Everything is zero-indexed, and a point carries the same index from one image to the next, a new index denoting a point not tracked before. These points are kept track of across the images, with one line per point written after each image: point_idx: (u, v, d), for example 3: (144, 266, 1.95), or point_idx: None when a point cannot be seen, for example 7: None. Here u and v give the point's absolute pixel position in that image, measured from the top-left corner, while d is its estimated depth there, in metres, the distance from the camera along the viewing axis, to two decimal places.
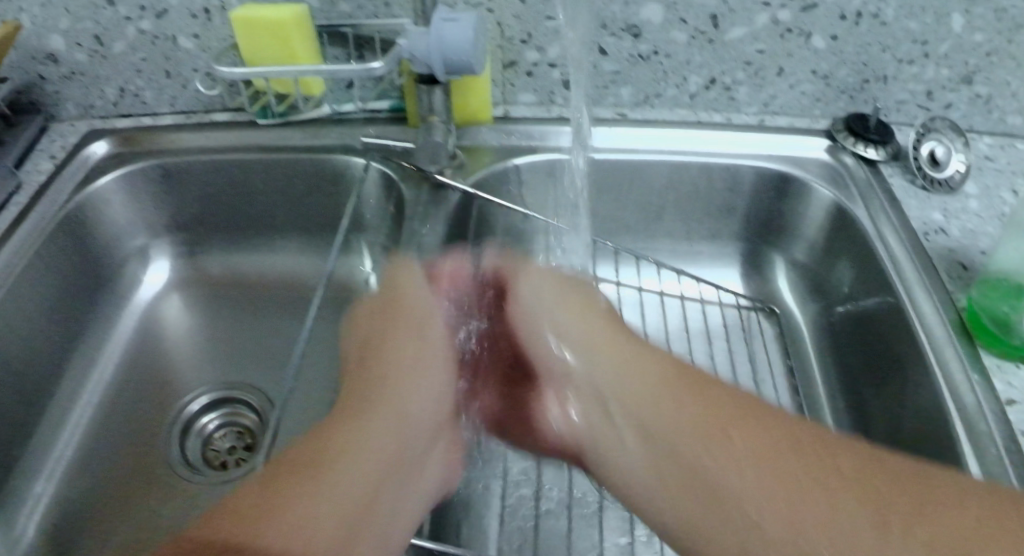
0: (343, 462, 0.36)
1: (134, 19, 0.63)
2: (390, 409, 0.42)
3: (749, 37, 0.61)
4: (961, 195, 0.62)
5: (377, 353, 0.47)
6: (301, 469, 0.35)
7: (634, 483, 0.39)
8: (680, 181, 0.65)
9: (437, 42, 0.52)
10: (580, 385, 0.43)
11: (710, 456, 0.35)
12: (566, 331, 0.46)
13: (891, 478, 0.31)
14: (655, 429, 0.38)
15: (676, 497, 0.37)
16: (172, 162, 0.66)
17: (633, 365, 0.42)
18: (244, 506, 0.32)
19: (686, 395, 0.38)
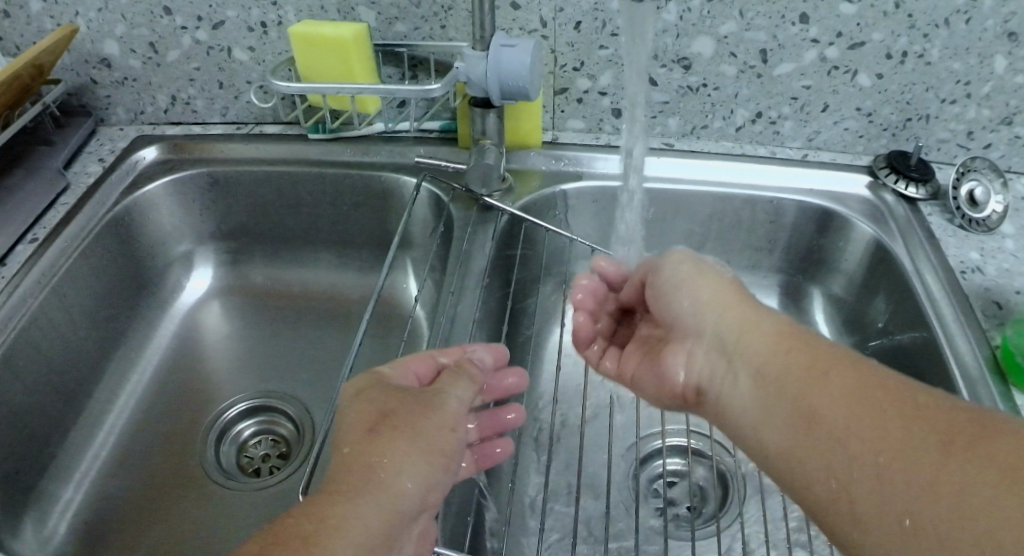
0: (355, 512, 0.33)
1: (191, 29, 0.64)
2: (417, 453, 0.36)
3: (796, 73, 0.62)
4: (998, 235, 0.62)
5: (413, 390, 0.40)
6: (318, 513, 0.32)
7: (744, 425, 0.39)
8: (723, 212, 0.67)
9: (493, 67, 0.53)
10: (702, 334, 0.44)
11: (817, 398, 0.35)
12: (688, 280, 0.46)
13: (979, 420, 0.29)
14: (766, 369, 0.38)
15: (771, 435, 0.36)
16: (221, 171, 0.67)
17: (753, 318, 0.42)
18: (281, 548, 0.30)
19: (797, 344, 0.38)
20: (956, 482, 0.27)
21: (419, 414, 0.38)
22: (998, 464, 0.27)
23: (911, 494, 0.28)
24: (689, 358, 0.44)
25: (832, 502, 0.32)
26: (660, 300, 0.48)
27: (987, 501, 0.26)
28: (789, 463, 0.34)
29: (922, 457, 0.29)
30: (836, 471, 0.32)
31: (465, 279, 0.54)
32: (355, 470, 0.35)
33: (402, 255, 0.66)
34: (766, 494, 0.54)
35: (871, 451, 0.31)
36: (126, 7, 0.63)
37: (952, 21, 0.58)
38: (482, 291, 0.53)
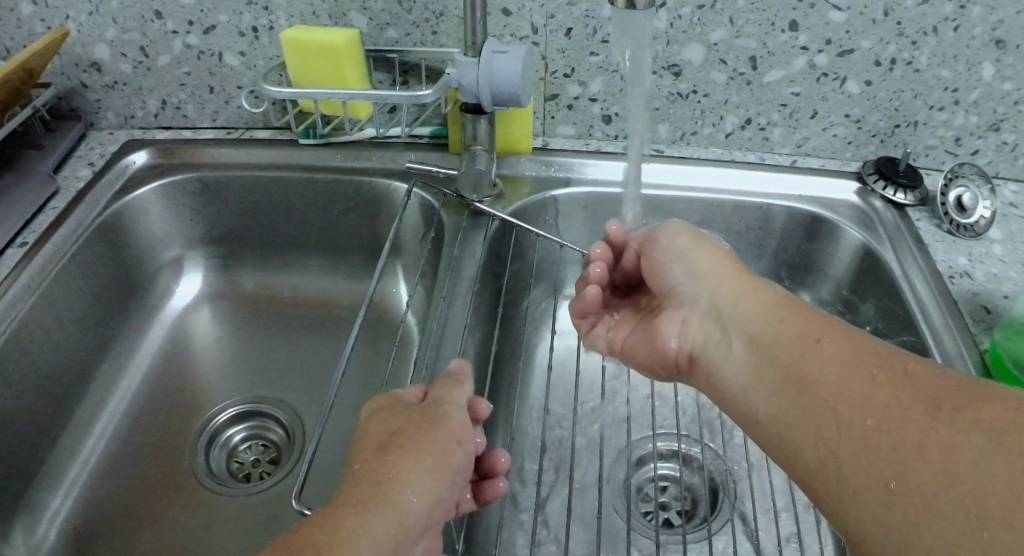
0: (364, 525, 0.33)
1: (182, 34, 0.64)
2: (423, 468, 0.37)
3: (786, 80, 0.62)
4: (986, 240, 0.63)
5: (420, 408, 0.42)
6: (327, 527, 0.33)
7: (738, 388, 0.41)
8: (712, 218, 0.67)
9: (485, 74, 0.53)
10: (699, 303, 0.47)
11: (811, 365, 0.37)
12: (688, 253, 0.49)
13: (966, 387, 0.31)
14: (762, 338, 0.41)
15: (760, 398, 0.39)
16: (211, 176, 0.67)
17: (750, 291, 0.45)
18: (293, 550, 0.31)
19: (793, 317, 0.41)
20: (941, 443, 0.29)
21: (423, 431, 0.39)
22: (982, 426, 0.28)
23: (897, 454, 0.30)
24: (685, 326, 0.47)
25: (821, 463, 0.34)
26: (662, 273, 0.51)
27: (970, 459, 0.27)
28: (783, 426, 0.37)
29: (910, 421, 0.31)
30: (827, 434, 0.34)
31: (455, 285, 0.54)
32: (363, 487, 0.36)
33: (393, 261, 0.66)
34: (756, 499, 0.54)
35: (861, 415, 0.33)
36: (117, 11, 0.63)
37: (940, 29, 0.58)
38: (473, 297, 0.53)
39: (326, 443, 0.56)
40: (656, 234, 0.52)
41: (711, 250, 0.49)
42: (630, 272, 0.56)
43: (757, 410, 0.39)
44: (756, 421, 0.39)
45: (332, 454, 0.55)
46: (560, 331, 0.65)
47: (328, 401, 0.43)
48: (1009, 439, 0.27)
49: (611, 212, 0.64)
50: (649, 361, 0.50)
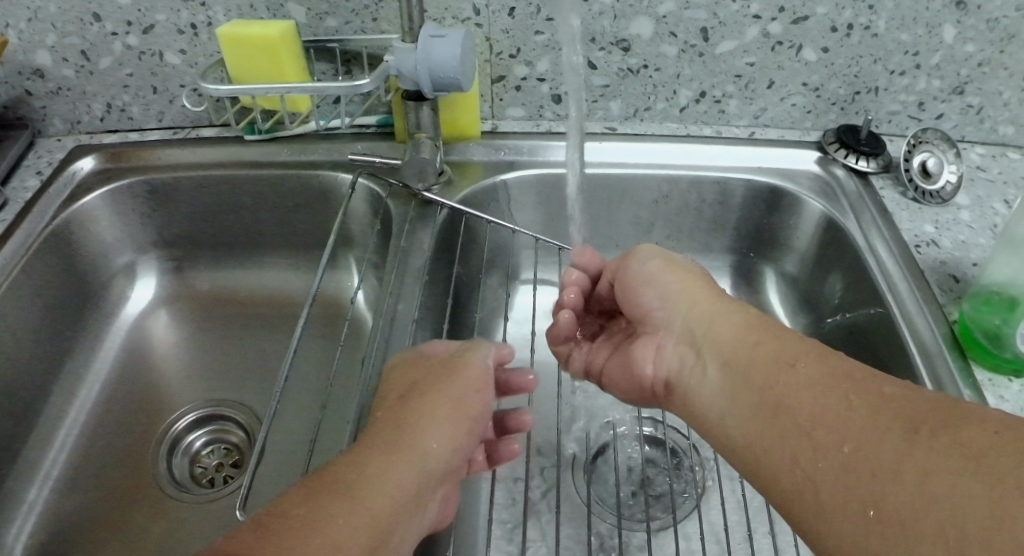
0: (389, 465, 0.35)
1: (121, 35, 0.63)
2: (441, 418, 0.39)
3: (739, 50, 0.60)
4: (953, 207, 0.62)
5: (441, 362, 0.42)
6: (356, 466, 0.35)
7: (710, 413, 0.39)
8: (670, 196, 0.64)
9: (424, 58, 0.51)
10: (672, 325, 0.45)
11: (785, 387, 0.35)
12: (660, 276, 0.48)
13: (943, 409, 0.29)
14: (735, 358, 0.39)
15: (733, 421, 0.37)
16: (158, 178, 0.65)
17: (722, 312, 0.43)
18: (327, 484, 0.33)
19: (764, 336, 0.39)
20: (918, 466, 0.27)
21: (443, 383, 0.40)
22: (960, 450, 0.26)
23: (874, 479, 0.28)
24: (660, 351, 0.45)
25: (798, 488, 0.32)
26: (635, 297, 0.49)
27: (946, 482, 0.25)
28: (757, 451, 0.35)
29: (887, 444, 0.29)
30: (803, 458, 0.32)
31: (404, 275, 0.52)
32: (385, 430, 0.37)
33: (343, 253, 0.64)
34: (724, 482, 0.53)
35: (837, 440, 0.31)
36: (55, 15, 0.61)
37: None
38: (423, 287, 0.52)
39: (284, 446, 0.55)
40: (628, 260, 0.51)
41: (681, 272, 0.47)
42: (603, 295, 0.55)
43: (732, 431, 0.37)
44: (730, 444, 0.37)
45: (292, 458, 0.54)
46: (515, 317, 0.64)
47: (275, 399, 0.42)
48: (987, 460, 0.25)
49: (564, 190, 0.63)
50: (631, 386, 0.48)
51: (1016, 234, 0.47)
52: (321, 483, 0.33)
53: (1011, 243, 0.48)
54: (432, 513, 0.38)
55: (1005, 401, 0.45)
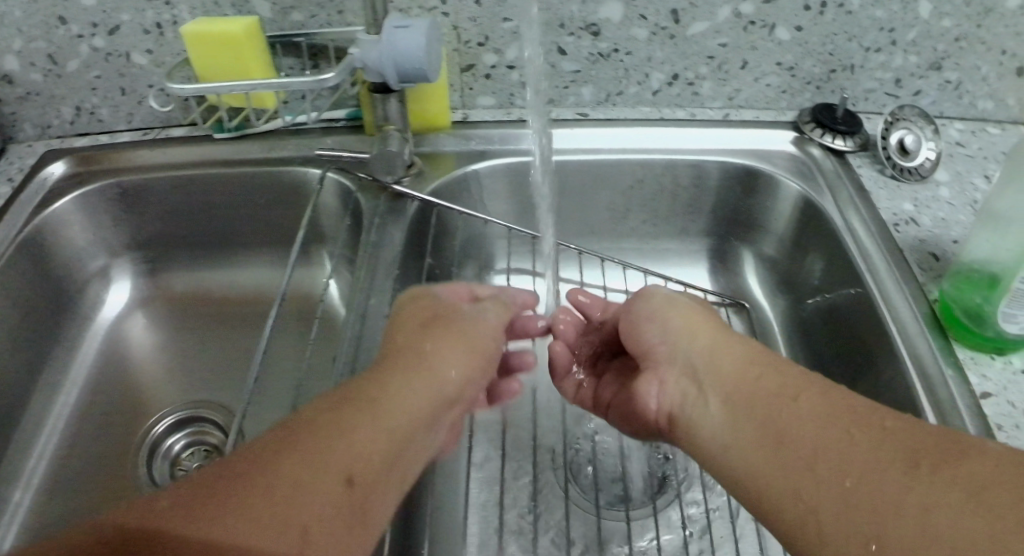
0: (408, 384, 0.38)
1: (87, 37, 0.62)
2: (457, 351, 0.43)
3: (711, 31, 0.59)
4: (932, 183, 0.61)
5: (453, 308, 0.47)
6: (380, 383, 0.37)
7: (715, 449, 0.39)
8: (644, 181, 0.63)
9: (388, 49, 0.50)
10: (675, 362, 0.45)
11: (788, 421, 0.35)
12: (663, 314, 0.47)
13: (944, 443, 0.30)
14: (740, 394, 0.39)
15: (738, 456, 0.37)
16: (130, 181, 0.64)
17: (726, 347, 0.43)
18: (356, 395, 0.36)
19: (768, 371, 0.39)
20: (918, 501, 0.28)
21: (459, 323, 0.45)
22: (961, 484, 0.27)
23: (875, 513, 0.29)
24: (663, 386, 0.45)
25: (801, 521, 0.32)
26: (639, 334, 0.49)
27: (946, 517, 0.26)
28: (759, 483, 0.35)
29: (888, 479, 0.29)
30: (806, 493, 0.32)
31: (375, 269, 0.51)
32: (405, 355, 0.41)
33: (317, 250, 0.63)
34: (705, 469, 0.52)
35: (839, 474, 0.31)
36: (20, 19, 0.60)
37: None
38: (395, 281, 0.51)
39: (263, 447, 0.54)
40: (633, 299, 0.50)
41: (685, 310, 0.47)
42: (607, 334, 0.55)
43: (735, 464, 0.37)
44: (734, 478, 0.37)
45: None
46: None
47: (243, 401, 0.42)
48: (988, 496, 0.26)
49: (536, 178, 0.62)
50: (637, 421, 0.48)
51: (997, 208, 0.46)
52: (347, 395, 0.35)
53: (992, 219, 0.46)
54: (442, 438, 0.41)
55: (987, 380, 0.45)
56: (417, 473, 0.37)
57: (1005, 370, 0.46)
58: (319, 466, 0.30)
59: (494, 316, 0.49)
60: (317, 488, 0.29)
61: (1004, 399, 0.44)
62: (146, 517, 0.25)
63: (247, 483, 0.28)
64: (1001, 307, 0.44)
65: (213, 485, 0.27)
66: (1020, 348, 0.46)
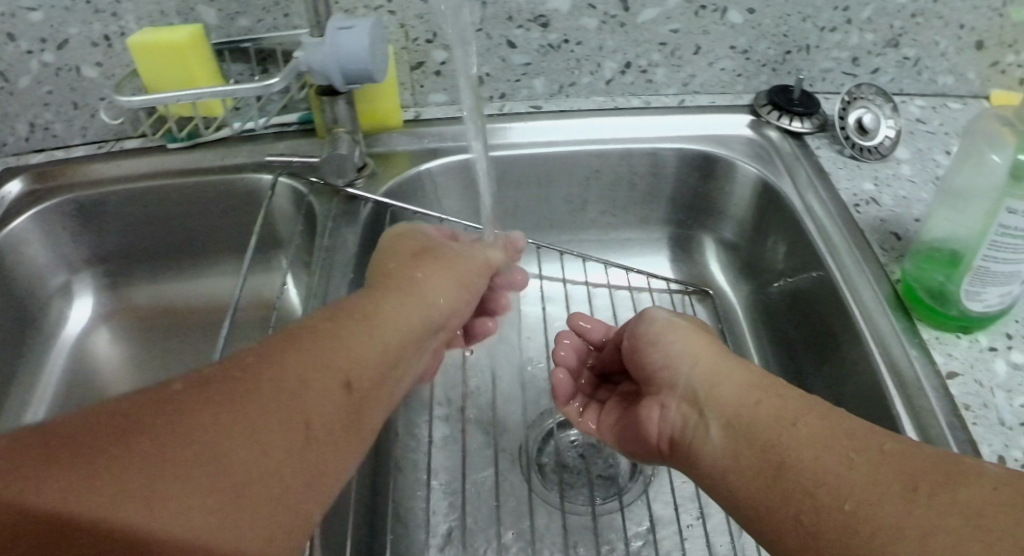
0: (399, 305, 0.42)
1: (36, 52, 0.59)
2: (448, 281, 0.47)
3: (662, 17, 0.58)
4: (892, 161, 0.60)
5: (447, 244, 0.51)
6: (371, 303, 0.41)
7: (717, 477, 0.37)
8: (601, 171, 0.63)
9: (331, 52, 0.49)
10: (676, 386, 0.43)
11: (788, 445, 0.34)
12: (665, 337, 0.46)
13: (942, 467, 0.29)
14: (741, 417, 0.37)
15: (741, 485, 0.35)
16: (87, 196, 0.63)
17: (727, 370, 0.41)
18: (350, 311, 0.39)
19: (768, 393, 0.38)
20: (917, 526, 0.26)
21: (453, 258, 0.49)
22: (959, 509, 0.26)
23: (872, 538, 0.27)
24: (665, 412, 0.43)
25: (803, 549, 0.31)
26: (642, 359, 0.47)
27: (945, 541, 0.25)
28: (760, 512, 0.33)
29: (885, 503, 0.28)
30: (806, 520, 0.31)
31: (331, 274, 0.51)
32: (399, 280, 0.44)
33: (275, 256, 0.64)
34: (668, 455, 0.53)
35: (837, 499, 0.30)
36: None
37: None
38: (351, 284, 0.51)
39: None
40: (636, 322, 0.48)
41: (686, 332, 0.45)
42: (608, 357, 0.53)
43: (737, 491, 0.35)
44: (736, 505, 0.35)
45: None
46: None
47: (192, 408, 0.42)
48: (986, 520, 0.25)
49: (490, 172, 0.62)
50: (639, 446, 0.46)
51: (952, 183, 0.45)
52: (345, 310, 0.39)
53: (952, 197, 0.45)
54: (427, 359, 0.46)
55: (954, 358, 0.43)
56: (406, 387, 0.42)
57: (971, 348, 0.44)
58: (318, 369, 0.34)
59: (486, 251, 0.52)
60: (321, 388, 0.33)
61: (971, 379, 0.42)
62: (163, 395, 0.28)
63: (255, 377, 0.31)
64: (965, 285, 0.42)
65: (224, 377, 0.30)
66: (985, 326, 0.44)
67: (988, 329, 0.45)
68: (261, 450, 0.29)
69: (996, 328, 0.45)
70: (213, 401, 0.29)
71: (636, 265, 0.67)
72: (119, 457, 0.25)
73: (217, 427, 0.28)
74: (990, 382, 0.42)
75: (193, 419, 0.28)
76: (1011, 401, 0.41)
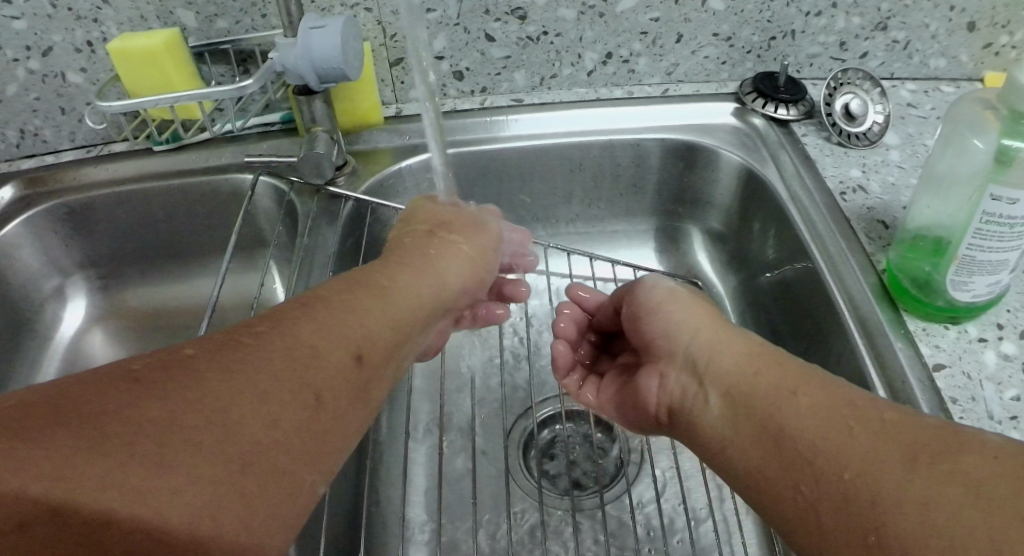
0: (416, 279, 0.41)
1: (22, 60, 0.60)
2: (460, 258, 0.45)
3: (641, 6, 0.58)
4: (882, 147, 0.59)
5: (460, 214, 0.49)
6: (390, 275, 0.40)
7: (716, 446, 0.36)
8: (584, 163, 0.63)
9: (304, 52, 0.49)
10: (675, 354, 0.41)
11: (790, 416, 0.33)
12: (666, 306, 0.44)
13: (944, 436, 0.28)
14: (744, 387, 0.36)
15: (743, 455, 0.34)
16: (77, 200, 0.63)
17: (730, 340, 0.39)
18: (365, 279, 0.38)
19: (773, 364, 0.36)
20: (916, 495, 0.26)
21: (466, 233, 0.47)
22: (961, 479, 0.25)
23: (872, 506, 0.27)
24: (663, 381, 0.41)
25: (801, 516, 0.30)
26: (638, 329, 0.45)
27: (945, 510, 0.25)
28: (761, 482, 0.33)
29: (886, 472, 0.27)
30: (806, 489, 0.30)
31: (311, 272, 0.51)
32: (414, 254, 0.43)
33: (258, 256, 0.64)
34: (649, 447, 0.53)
35: (837, 468, 0.29)
36: None
37: None
38: None
39: None
40: (632, 289, 0.46)
41: (689, 301, 0.43)
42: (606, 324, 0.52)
43: (735, 460, 0.35)
44: (735, 474, 0.35)
45: None
46: None
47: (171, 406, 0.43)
48: (986, 489, 0.24)
49: (470, 165, 0.62)
50: (637, 417, 0.45)
51: (936, 170, 0.43)
52: (361, 281, 0.38)
53: (930, 182, 0.44)
54: (435, 337, 0.44)
55: (941, 350, 0.42)
56: (414, 361, 0.40)
57: (959, 340, 0.43)
58: (327, 339, 0.32)
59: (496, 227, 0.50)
60: (332, 360, 0.31)
61: (958, 370, 0.41)
62: (173, 359, 0.27)
63: (265, 346, 0.29)
64: (950, 275, 0.41)
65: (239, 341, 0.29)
66: (973, 316, 0.43)
67: (977, 319, 0.44)
68: (269, 422, 0.27)
69: (986, 318, 0.44)
70: (231, 369, 0.27)
71: (623, 256, 0.67)
72: (127, 420, 0.23)
73: (227, 395, 0.26)
74: (979, 374, 0.41)
75: (206, 386, 0.26)
76: (1000, 393, 0.40)
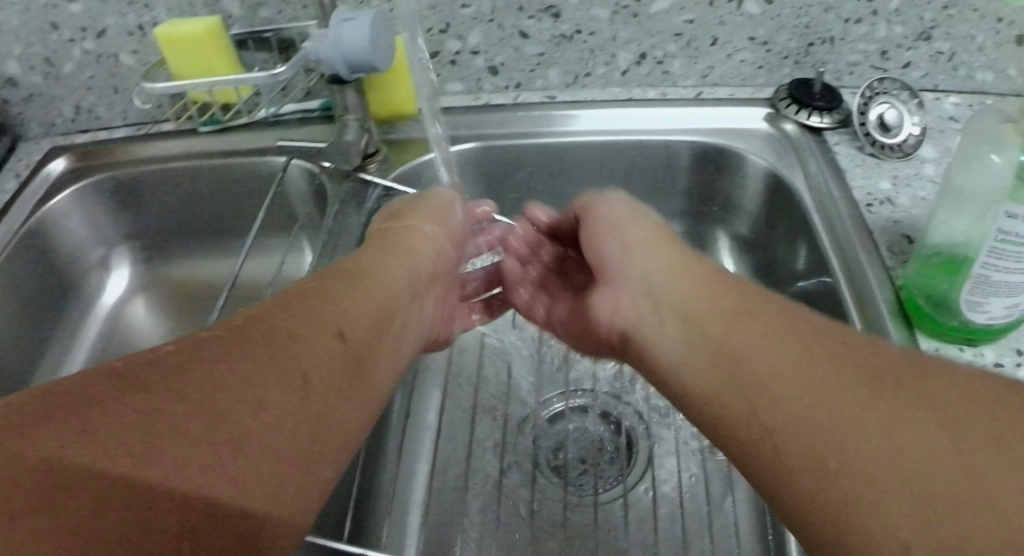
0: (386, 263, 0.43)
1: (79, 41, 0.63)
2: (430, 242, 0.48)
3: (676, 8, 0.58)
4: (916, 160, 0.58)
5: (441, 208, 0.51)
6: (358, 264, 0.42)
7: (669, 367, 0.37)
8: (613, 162, 0.64)
9: (335, 43, 0.50)
10: (632, 277, 0.42)
11: (747, 342, 0.34)
12: (622, 226, 0.45)
13: (902, 362, 0.29)
14: (698, 312, 0.37)
15: (696, 377, 0.35)
16: (126, 174, 0.66)
17: (688, 268, 0.41)
18: (339, 271, 0.40)
19: (726, 293, 0.37)
20: (880, 415, 0.27)
21: (440, 226, 0.50)
22: (923, 402, 0.27)
23: (833, 427, 0.28)
24: (618, 303, 0.43)
25: (756, 437, 0.31)
26: (593, 240, 0.47)
27: (913, 431, 0.26)
28: (716, 408, 0.34)
29: (847, 394, 0.28)
30: (762, 408, 0.31)
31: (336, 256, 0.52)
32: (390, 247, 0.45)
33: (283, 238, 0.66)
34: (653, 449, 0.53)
35: (796, 391, 0.30)
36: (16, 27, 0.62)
37: None
38: None
39: None
40: (591, 207, 0.48)
41: (646, 226, 0.45)
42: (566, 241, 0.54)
43: (689, 381, 0.36)
44: (689, 397, 0.36)
45: None
46: None
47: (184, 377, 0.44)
48: (953, 413, 0.26)
49: (498, 158, 0.63)
50: (591, 336, 0.48)
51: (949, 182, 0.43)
52: (338, 273, 0.40)
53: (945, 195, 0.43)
54: (427, 315, 0.47)
55: None
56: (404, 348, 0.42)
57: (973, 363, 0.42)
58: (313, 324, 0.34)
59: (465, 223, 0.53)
60: (320, 341, 0.33)
61: None
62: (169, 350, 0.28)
63: (254, 331, 0.31)
64: (965, 295, 0.40)
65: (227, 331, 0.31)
66: (990, 339, 0.43)
67: (994, 343, 0.43)
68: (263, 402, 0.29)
69: (1005, 342, 0.43)
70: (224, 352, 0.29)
71: None
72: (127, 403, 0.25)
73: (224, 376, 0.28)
74: None
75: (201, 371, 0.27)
76: None
